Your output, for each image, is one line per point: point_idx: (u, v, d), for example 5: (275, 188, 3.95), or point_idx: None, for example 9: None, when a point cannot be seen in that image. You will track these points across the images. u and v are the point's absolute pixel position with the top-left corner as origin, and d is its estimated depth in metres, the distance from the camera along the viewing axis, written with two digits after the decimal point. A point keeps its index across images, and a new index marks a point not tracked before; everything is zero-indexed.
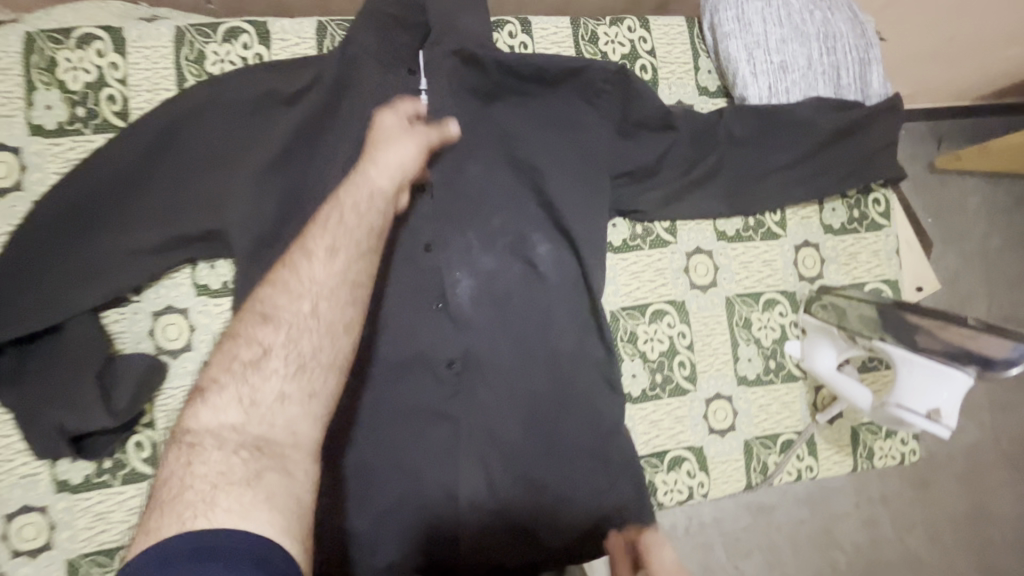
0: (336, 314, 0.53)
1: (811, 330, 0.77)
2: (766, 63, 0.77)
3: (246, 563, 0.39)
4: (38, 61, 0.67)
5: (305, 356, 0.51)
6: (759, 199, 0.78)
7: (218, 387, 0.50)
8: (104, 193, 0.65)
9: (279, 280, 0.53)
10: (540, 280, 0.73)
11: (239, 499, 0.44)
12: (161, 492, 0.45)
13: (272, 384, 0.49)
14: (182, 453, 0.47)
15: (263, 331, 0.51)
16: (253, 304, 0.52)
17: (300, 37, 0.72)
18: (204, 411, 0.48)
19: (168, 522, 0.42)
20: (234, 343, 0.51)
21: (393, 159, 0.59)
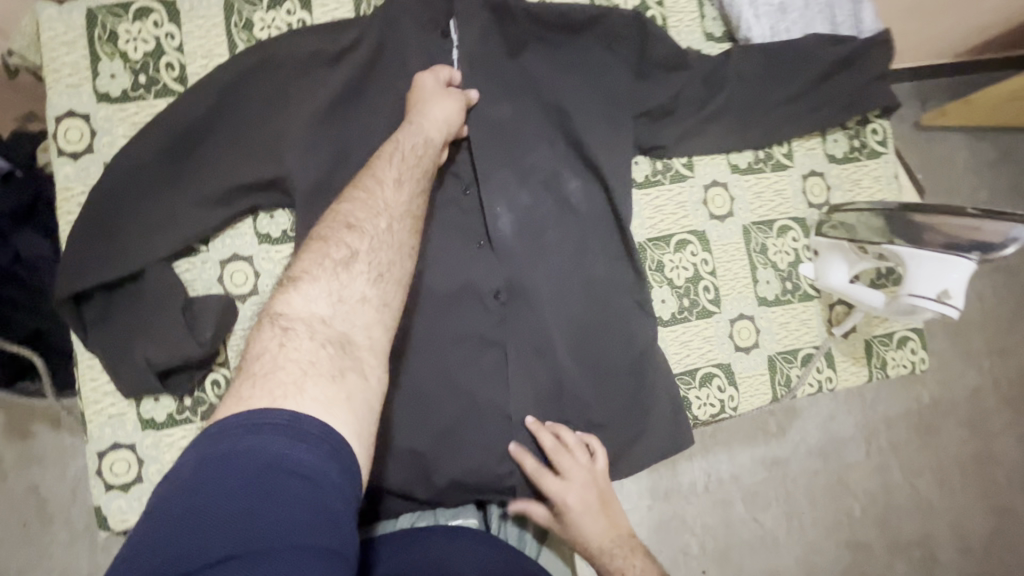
0: (405, 234, 0.60)
1: (823, 250, 0.84)
2: (766, 6, 0.84)
3: (323, 455, 0.41)
4: (101, 34, 0.72)
5: (383, 267, 0.56)
6: (766, 133, 0.85)
7: (309, 279, 0.53)
8: (174, 145, 0.70)
9: (356, 198, 0.59)
10: (573, 214, 0.79)
11: (326, 390, 0.46)
12: (255, 365, 0.47)
13: (357, 285, 0.54)
14: (276, 335, 0.49)
15: (348, 238, 0.56)
16: (335, 216, 0.58)
17: (338, 2, 0.78)
18: (296, 298, 0.52)
19: (258, 395, 0.44)
20: (324, 245, 0.55)
21: (434, 113, 0.67)
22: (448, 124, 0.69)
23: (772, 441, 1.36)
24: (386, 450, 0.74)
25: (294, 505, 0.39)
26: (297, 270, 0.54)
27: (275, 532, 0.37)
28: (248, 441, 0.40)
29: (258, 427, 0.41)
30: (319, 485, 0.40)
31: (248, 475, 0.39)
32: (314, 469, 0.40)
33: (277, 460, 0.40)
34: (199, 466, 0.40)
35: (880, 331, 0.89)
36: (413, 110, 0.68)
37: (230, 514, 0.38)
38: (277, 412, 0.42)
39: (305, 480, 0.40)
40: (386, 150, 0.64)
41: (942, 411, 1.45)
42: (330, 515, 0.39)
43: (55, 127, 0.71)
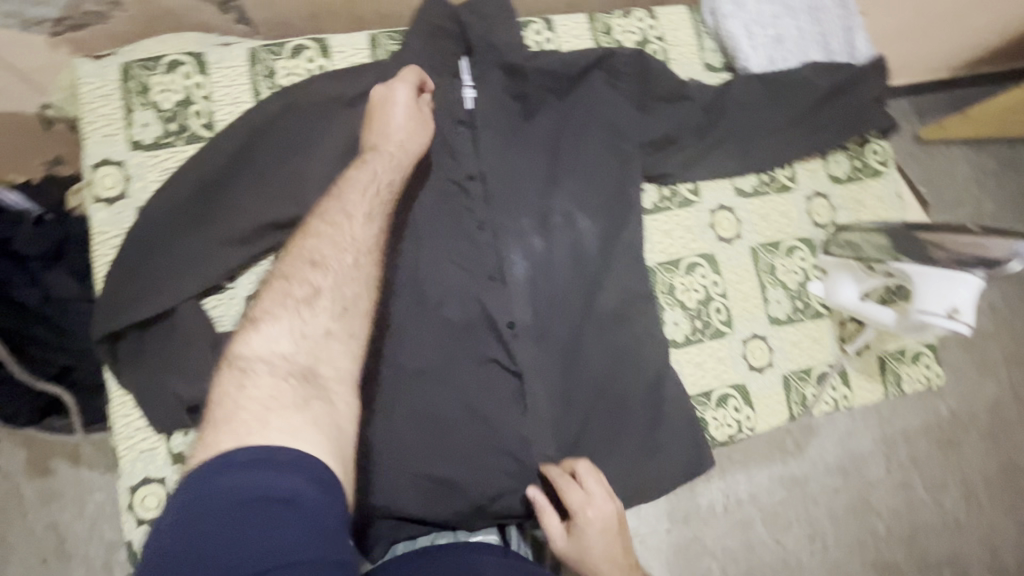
0: (371, 265, 0.63)
1: (833, 269, 0.86)
2: (763, 37, 0.87)
3: (303, 478, 0.44)
4: (134, 87, 0.77)
5: (347, 300, 0.59)
6: (770, 158, 0.87)
7: (271, 320, 0.56)
8: (203, 189, 0.73)
9: (312, 231, 0.62)
10: (585, 245, 0.81)
11: (292, 420, 0.48)
12: (220, 408, 0.49)
13: (321, 320, 0.56)
14: (237, 377, 0.51)
15: (310, 274, 0.59)
16: (299, 255, 0.60)
17: (355, 48, 0.83)
18: (257, 338, 0.54)
19: (225, 436, 0.46)
20: (285, 284, 0.58)
21: (397, 132, 0.70)
22: (409, 143, 0.71)
23: (787, 459, 1.35)
24: (410, 478, 0.75)
25: (287, 528, 0.41)
26: (260, 308, 0.57)
27: (277, 555, 0.40)
28: (225, 479, 0.42)
29: (231, 468, 0.43)
30: (308, 507, 0.43)
31: (231, 510, 0.41)
32: (297, 494, 0.43)
33: (262, 492, 0.42)
34: (180, 514, 0.41)
35: (893, 347, 0.90)
36: (377, 128, 0.70)
37: (224, 549, 0.40)
38: (248, 449, 0.44)
39: (290, 505, 0.42)
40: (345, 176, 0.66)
41: (963, 424, 1.44)
42: (323, 530, 0.43)
43: (91, 174, 0.75)
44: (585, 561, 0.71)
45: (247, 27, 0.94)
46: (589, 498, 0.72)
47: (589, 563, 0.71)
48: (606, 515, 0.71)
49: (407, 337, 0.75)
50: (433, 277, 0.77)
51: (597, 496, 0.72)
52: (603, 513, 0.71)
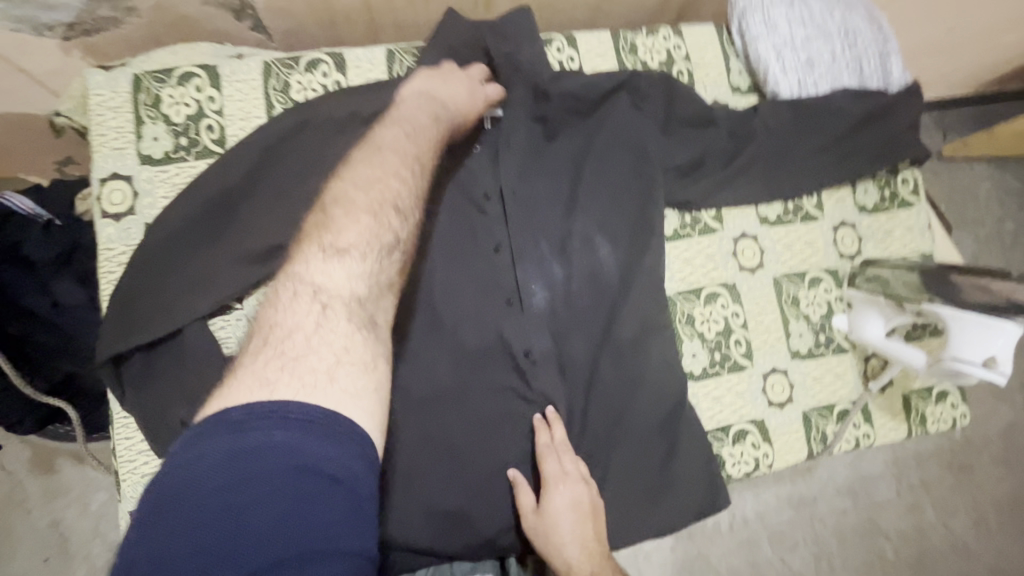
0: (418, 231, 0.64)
1: (859, 303, 0.83)
2: (794, 61, 0.84)
3: (353, 454, 0.42)
4: (145, 99, 0.75)
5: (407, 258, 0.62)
6: (796, 186, 0.85)
7: (351, 254, 0.55)
8: (213, 207, 0.71)
9: (384, 176, 0.63)
10: (602, 275, 0.79)
11: (355, 379, 0.46)
12: (285, 342, 0.47)
13: (389, 272, 0.58)
14: (314, 308, 0.50)
15: (383, 222, 0.60)
16: (374, 197, 0.61)
17: (372, 63, 0.80)
18: (317, 268, 0.53)
19: (285, 379, 0.43)
20: (353, 222, 0.57)
21: (460, 101, 0.74)
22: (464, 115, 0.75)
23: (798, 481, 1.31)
24: (418, 513, 0.73)
25: (330, 507, 0.39)
26: (337, 238, 0.56)
27: (316, 534, 0.38)
28: (273, 439, 0.39)
29: (289, 422, 0.40)
30: (352, 489, 0.41)
31: (278, 473, 0.38)
32: (346, 472, 0.40)
33: (312, 463, 0.39)
34: (222, 466, 0.37)
35: (917, 385, 0.87)
36: (440, 92, 0.74)
37: (266, 517, 0.37)
38: (300, 407, 0.41)
39: (337, 482, 0.40)
40: (416, 127, 0.70)
41: (976, 448, 1.40)
42: (359, 514, 0.41)
43: (100, 189, 0.74)
44: (550, 534, 0.70)
45: (263, 34, 0.91)
46: (563, 473, 0.72)
47: (558, 538, 0.70)
48: (576, 493, 0.72)
49: (420, 363, 0.73)
50: (449, 301, 0.75)
51: (570, 471, 0.73)
52: (573, 488, 0.72)
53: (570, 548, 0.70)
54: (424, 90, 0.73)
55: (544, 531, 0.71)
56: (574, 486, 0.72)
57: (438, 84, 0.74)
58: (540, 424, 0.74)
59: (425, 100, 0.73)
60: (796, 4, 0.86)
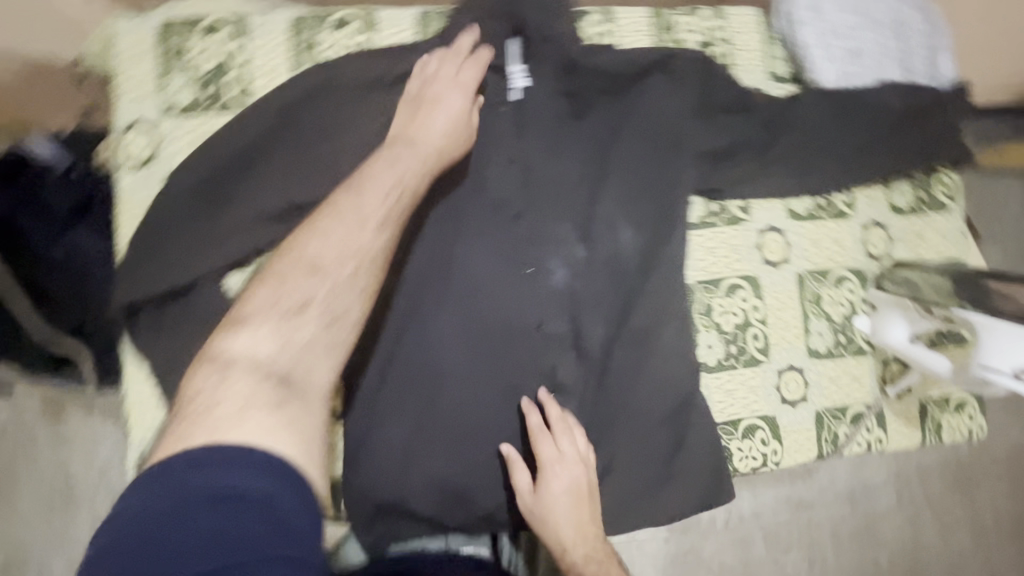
0: (371, 273, 0.60)
1: (883, 305, 0.81)
2: (839, 50, 0.81)
3: (267, 480, 0.46)
4: (169, 49, 0.74)
5: (337, 311, 0.58)
6: (829, 180, 0.82)
7: (258, 321, 0.56)
8: (234, 162, 0.71)
9: (321, 229, 0.60)
10: (622, 259, 0.78)
11: (267, 418, 0.49)
12: (194, 403, 0.50)
13: (307, 329, 0.56)
14: (214, 372, 0.52)
15: (305, 283, 0.57)
16: (292, 253, 0.59)
17: (402, 25, 0.78)
18: (239, 339, 0.54)
19: (201, 429, 0.48)
20: (276, 286, 0.57)
21: (445, 91, 0.69)
22: (448, 127, 0.69)
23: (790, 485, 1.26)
24: (422, 477, 0.74)
25: (249, 522, 0.43)
26: (249, 307, 0.57)
27: (243, 545, 0.42)
28: (199, 476, 0.44)
29: (205, 461, 0.45)
30: (270, 505, 0.44)
31: (202, 503, 0.43)
32: (262, 493, 0.45)
33: (228, 491, 0.44)
34: (157, 507, 0.43)
35: (936, 394, 0.85)
36: (416, 123, 0.68)
37: (199, 542, 0.41)
38: (214, 448, 0.46)
39: (258, 502, 0.44)
40: (383, 163, 0.65)
41: (982, 466, 1.38)
42: (285, 528, 0.43)
43: (123, 136, 0.73)
44: (547, 515, 0.72)
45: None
46: (559, 454, 0.72)
47: (554, 517, 0.72)
48: (574, 476, 0.73)
49: (435, 331, 0.74)
50: (467, 272, 0.75)
51: (568, 453, 0.73)
52: (571, 471, 0.73)
53: (566, 529, 0.72)
54: (414, 91, 0.70)
55: (541, 514, 0.73)
56: (573, 468, 0.73)
57: (416, 112, 0.69)
58: (529, 405, 0.74)
59: (411, 102, 0.70)
60: None
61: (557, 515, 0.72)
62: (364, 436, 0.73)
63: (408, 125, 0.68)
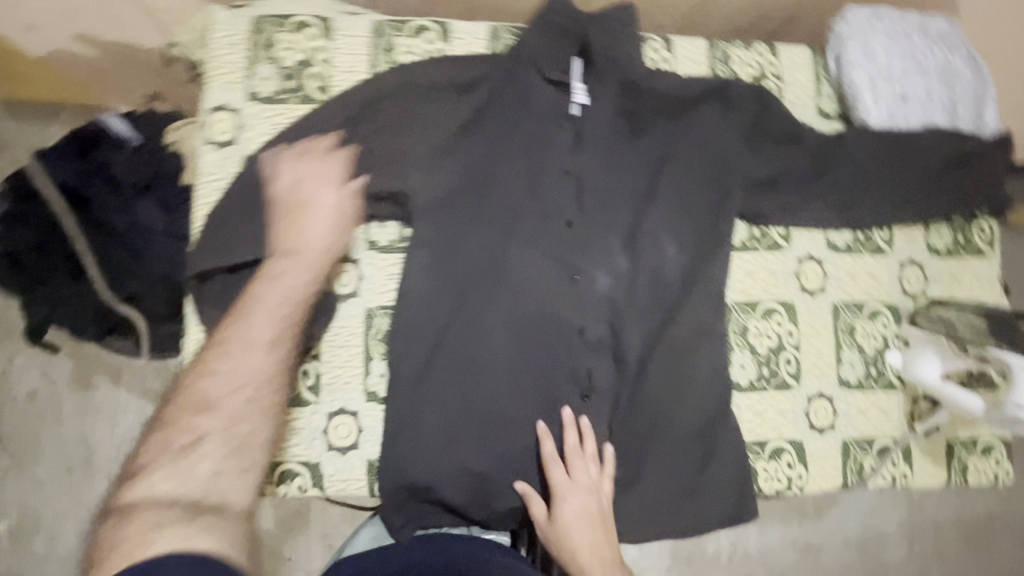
0: (271, 397, 0.63)
1: (917, 341, 0.83)
2: (887, 93, 0.84)
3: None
4: (261, 40, 0.79)
5: (238, 438, 0.60)
6: (870, 216, 0.84)
7: (151, 468, 0.58)
8: (309, 148, 0.75)
9: (206, 364, 0.62)
10: (664, 275, 0.81)
11: (180, 533, 0.54)
12: (105, 546, 0.54)
13: (206, 464, 0.58)
14: (117, 523, 0.55)
15: (199, 418, 0.60)
16: (185, 396, 0.61)
17: (475, 37, 0.84)
18: (137, 487, 0.57)
19: (122, 551, 0.53)
20: (168, 430, 0.59)
21: (328, 204, 0.71)
22: (334, 228, 0.71)
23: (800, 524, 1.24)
24: (455, 467, 0.76)
25: None
26: (146, 455, 0.59)
27: None
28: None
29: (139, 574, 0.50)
30: None
31: None
32: None
33: None
34: None
35: (963, 435, 0.86)
36: (294, 231, 0.70)
37: None
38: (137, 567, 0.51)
39: None
40: (273, 276, 0.68)
41: (997, 524, 1.36)
42: None
43: (208, 117, 0.78)
44: (562, 538, 0.74)
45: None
46: (571, 480, 0.75)
47: (570, 541, 0.74)
48: (586, 500, 0.75)
49: (482, 325, 0.78)
50: (517, 273, 0.78)
51: (581, 479, 0.75)
52: (582, 496, 0.75)
53: (582, 553, 0.73)
54: (286, 196, 0.71)
55: (555, 537, 0.75)
56: (584, 493, 0.75)
57: (289, 221, 0.70)
58: (543, 432, 0.76)
59: (287, 213, 0.71)
60: (898, 36, 0.85)
61: (572, 539, 0.74)
62: (404, 421, 0.76)
63: (286, 235, 0.70)
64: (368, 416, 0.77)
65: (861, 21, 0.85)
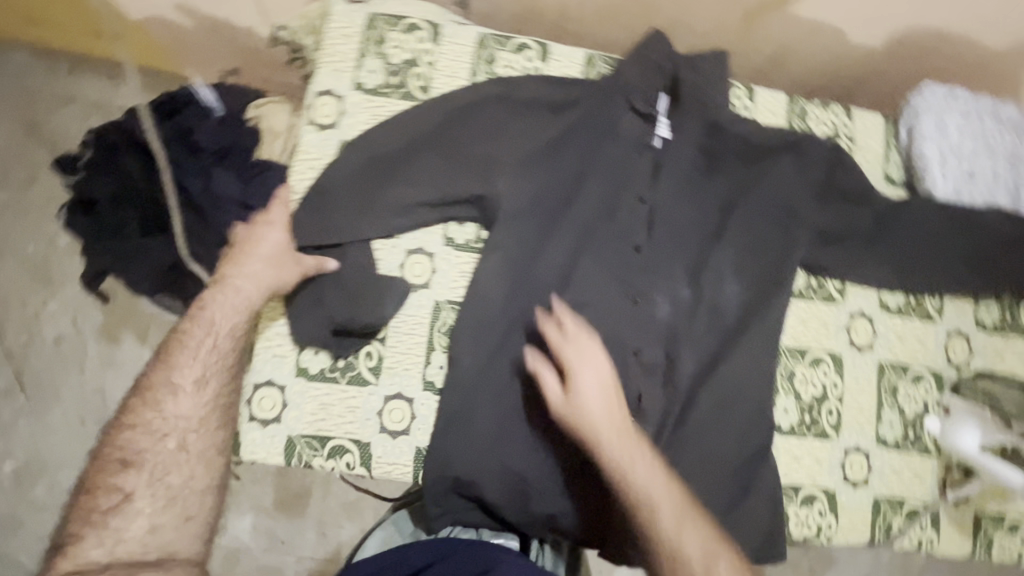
0: (203, 442, 0.68)
1: (959, 411, 0.86)
2: (956, 169, 0.88)
3: None
4: (373, 36, 0.84)
5: (173, 489, 0.65)
6: (925, 283, 0.87)
7: (87, 533, 0.61)
8: (403, 143, 0.79)
9: (139, 423, 0.66)
10: (722, 312, 0.84)
11: None
12: None
13: (141, 520, 0.62)
14: None
15: (125, 477, 0.64)
16: (116, 450, 0.65)
17: (571, 61, 0.88)
18: (66, 561, 0.59)
19: None
20: (92, 497, 0.63)
21: (263, 250, 0.74)
22: (276, 266, 0.73)
23: None
24: (499, 467, 0.78)
25: None
26: (94, 514, 0.62)
27: None
28: None
29: None
30: None
31: None
32: None
33: None
34: None
35: (992, 509, 0.87)
36: (231, 274, 0.73)
37: None
38: None
39: None
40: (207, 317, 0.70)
41: None
42: None
43: (314, 100, 0.83)
44: (582, 416, 0.64)
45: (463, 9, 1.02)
46: (580, 351, 0.67)
47: (591, 422, 0.64)
48: (600, 372, 0.66)
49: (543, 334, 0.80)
50: (583, 289, 0.81)
51: (590, 351, 0.67)
52: (597, 366, 0.66)
53: (607, 429, 0.64)
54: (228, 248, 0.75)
55: (574, 419, 0.65)
56: (593, 363, 0.67)
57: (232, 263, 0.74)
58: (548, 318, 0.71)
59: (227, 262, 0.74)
60: (973, 116, 0.89)
61: (593, 415, 0.64)
62: (456, 415, 0.78)
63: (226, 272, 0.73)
64: (423, 405, 0.79)
65: (937, 98, 0.89)
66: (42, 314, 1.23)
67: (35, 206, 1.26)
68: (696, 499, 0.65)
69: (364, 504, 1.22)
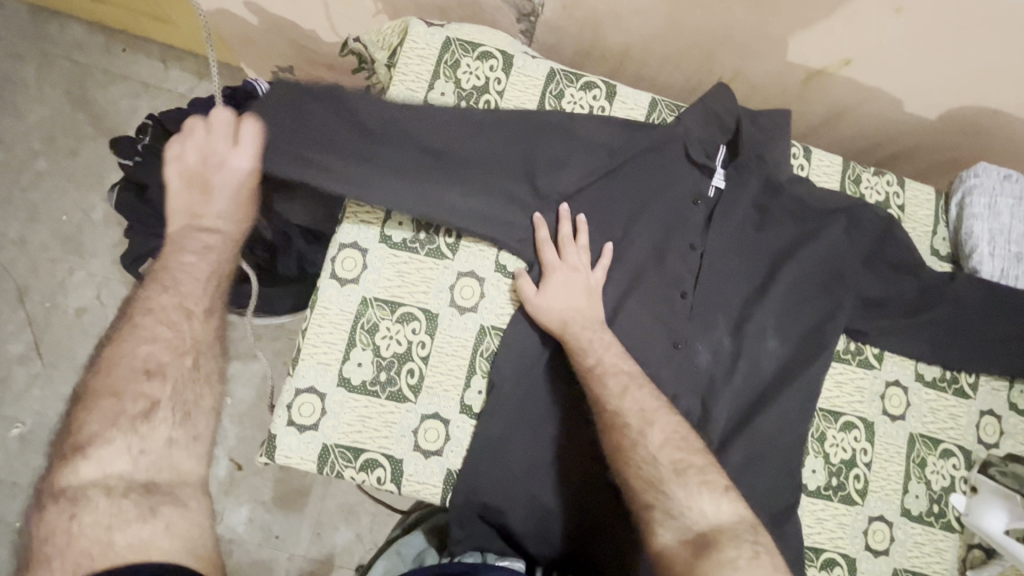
0: (213, 363, 0.63)
1: (986, 490, 0.84)
2: (1004, 250, 0.89)
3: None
4: (447, 60, 0.86)
5: (189, 405, 0.59)
6: (964, 359, 0.88)
7: (101, 442, 0.54)
8: (466, 142, 0.77)
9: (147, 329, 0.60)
10: (760, 367, 0.85)
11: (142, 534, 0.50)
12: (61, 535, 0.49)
13: (160, 431, 0.56)
14: (64, 512, 0.50)
15: (146, 389, 0.58)
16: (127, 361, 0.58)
17: (635, 104, 0.90)
18: (84, 469, 0.53)
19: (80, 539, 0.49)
20: (113, 401, 0.56)
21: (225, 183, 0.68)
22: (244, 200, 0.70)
23: None
24: (529, 498, 0.78)
25: None
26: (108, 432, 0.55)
27: None
28: None
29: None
30: None
31: None
32: None
33: None
34: None
35: None
36: (194, 211, 0.68)
37: None
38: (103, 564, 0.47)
39: None
40: (176, 266, 0.65)
41: None
42: None
43: None
44: (547, 309, 0.77)
45: (525, 39, 1.04)
46: (561, 259, 0.78)
47: (557, 313, 0.76)
48: (573, 275, 0.78)
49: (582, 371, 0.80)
50: (629, 329, 0.82)
51: (570, 258, 0.79)
52: (570, 272, 0.78)
53: (570, 321, 0.76)
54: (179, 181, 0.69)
55: (542, 309, 0.77)
56: (567, 267, 0.78)
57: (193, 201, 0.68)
58: (540, 220, 0.79)
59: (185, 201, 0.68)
60: None
61: (558, 310, 0.76)
62: (491, 442, 0.78)
63: (190, 216, 0.68)
64: (458, 427, 0.80)
65: (991, 178, 0.90)
66: (67, 283, 1.24)
67: (75, 178, 1.28)
68: (639, 369, 0.75)
69: (362, 508, 1.22)
